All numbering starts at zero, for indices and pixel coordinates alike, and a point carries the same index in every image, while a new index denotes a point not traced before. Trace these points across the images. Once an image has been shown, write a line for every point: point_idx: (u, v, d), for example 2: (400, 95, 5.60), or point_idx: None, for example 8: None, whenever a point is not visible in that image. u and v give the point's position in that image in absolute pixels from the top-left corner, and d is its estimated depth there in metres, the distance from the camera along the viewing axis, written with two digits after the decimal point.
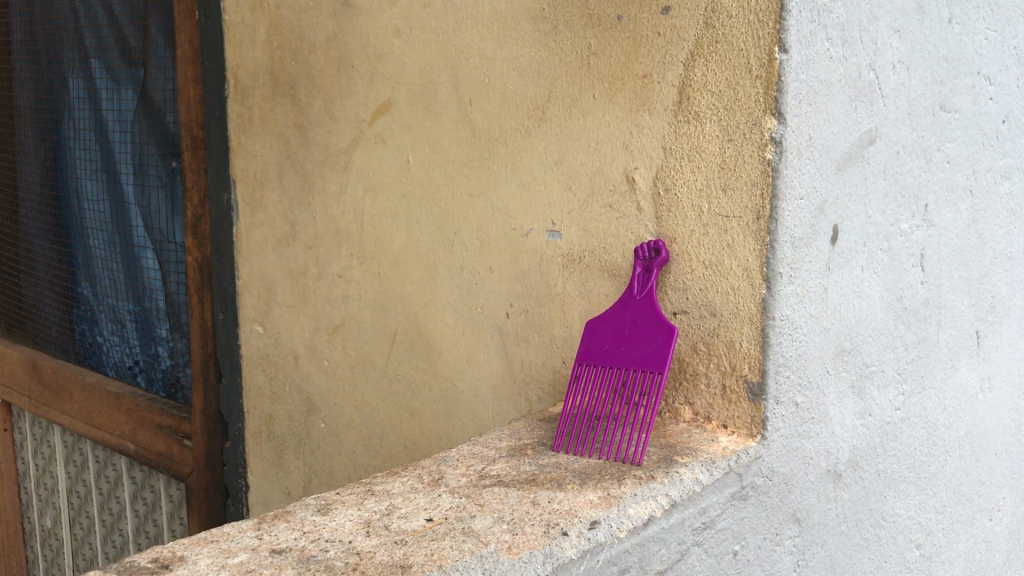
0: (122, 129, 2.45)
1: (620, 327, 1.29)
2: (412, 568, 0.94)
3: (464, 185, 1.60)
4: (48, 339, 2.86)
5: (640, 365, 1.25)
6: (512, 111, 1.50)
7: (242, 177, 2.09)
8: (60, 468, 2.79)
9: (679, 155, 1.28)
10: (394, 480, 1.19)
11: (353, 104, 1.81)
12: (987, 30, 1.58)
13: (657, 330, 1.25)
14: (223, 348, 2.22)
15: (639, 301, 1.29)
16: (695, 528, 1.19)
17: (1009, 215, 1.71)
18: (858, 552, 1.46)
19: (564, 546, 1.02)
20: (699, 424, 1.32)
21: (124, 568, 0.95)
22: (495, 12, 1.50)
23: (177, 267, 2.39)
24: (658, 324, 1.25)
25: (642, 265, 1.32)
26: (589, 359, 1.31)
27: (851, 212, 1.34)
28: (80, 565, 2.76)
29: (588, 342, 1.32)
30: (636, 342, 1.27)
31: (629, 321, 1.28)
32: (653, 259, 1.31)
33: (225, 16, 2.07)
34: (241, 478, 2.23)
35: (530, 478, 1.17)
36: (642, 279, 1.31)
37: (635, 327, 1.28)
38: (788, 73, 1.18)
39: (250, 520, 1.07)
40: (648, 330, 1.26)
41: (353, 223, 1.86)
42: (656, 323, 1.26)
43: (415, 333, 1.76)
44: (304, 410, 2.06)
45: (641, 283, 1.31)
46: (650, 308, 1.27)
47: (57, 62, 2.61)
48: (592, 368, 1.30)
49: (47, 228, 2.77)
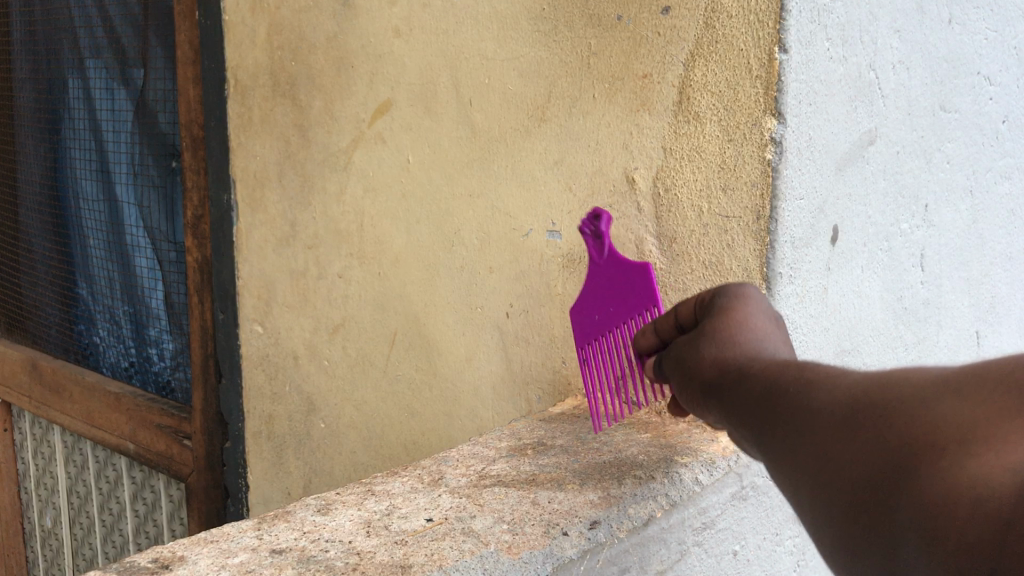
0: (122, 131, 2.45)
1: (603, 292, 1.23)
2: (412, 568, 0.94)
3: (464, 185, 1.60)
4: (48, 339, 2.85)
5: (634, 315, 1.18)
6: (512, 111, 1.50)
7: (242, 177, 2.09)
8: (60, 468, 2.80)
9: (679, 156, 1.29)
10: (394, 480, 1.19)
11: (353, 104, 1.81)
12: (987, 30, 1.59)
13: (634, 274, 1.18)
14: (223, 347, 2.22)
15: (604, 262, 1.22)
16: (695, 528, 1.21)
17: (1009, 214, 1.71)
18: None
19: (564, 546, 1.03)
20: (699, 424, 1.32)
21: (124, 568, 0.95)
22: (495, 12, 1.50)
23: (175, 268, 2.39)
24: (631, 270, 1.18)
25: (592, 232, 1.25)
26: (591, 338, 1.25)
27: (852, 213, 1.34)
28: (80, 565, 2.76)
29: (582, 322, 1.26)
30: (623, 295, 1.20)
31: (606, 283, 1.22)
32: (595, 224, 1.25)
33: (225, 16, 2.07)
34: (241, 478, 2.23)
35: (530, 478, 1.17)
36: (598, 242, 1.25)
37: (613, 286, 1.21)
38: (787, 73, 1.18)
39: (249, 520, 1.07)
40: (625, 279, 1.19)
41: (353, 223, 1.86)
42: (628, 271, 1.19)
43: (415, 332, 1.76)
44: (304, 410, 2.05)
45: (597, 246, 1.24)
46: (615, 260, 1.21)
47: (56, 62, 2.60)
48: (597, 343, 1.24)
49: (47, 228, 2.77)
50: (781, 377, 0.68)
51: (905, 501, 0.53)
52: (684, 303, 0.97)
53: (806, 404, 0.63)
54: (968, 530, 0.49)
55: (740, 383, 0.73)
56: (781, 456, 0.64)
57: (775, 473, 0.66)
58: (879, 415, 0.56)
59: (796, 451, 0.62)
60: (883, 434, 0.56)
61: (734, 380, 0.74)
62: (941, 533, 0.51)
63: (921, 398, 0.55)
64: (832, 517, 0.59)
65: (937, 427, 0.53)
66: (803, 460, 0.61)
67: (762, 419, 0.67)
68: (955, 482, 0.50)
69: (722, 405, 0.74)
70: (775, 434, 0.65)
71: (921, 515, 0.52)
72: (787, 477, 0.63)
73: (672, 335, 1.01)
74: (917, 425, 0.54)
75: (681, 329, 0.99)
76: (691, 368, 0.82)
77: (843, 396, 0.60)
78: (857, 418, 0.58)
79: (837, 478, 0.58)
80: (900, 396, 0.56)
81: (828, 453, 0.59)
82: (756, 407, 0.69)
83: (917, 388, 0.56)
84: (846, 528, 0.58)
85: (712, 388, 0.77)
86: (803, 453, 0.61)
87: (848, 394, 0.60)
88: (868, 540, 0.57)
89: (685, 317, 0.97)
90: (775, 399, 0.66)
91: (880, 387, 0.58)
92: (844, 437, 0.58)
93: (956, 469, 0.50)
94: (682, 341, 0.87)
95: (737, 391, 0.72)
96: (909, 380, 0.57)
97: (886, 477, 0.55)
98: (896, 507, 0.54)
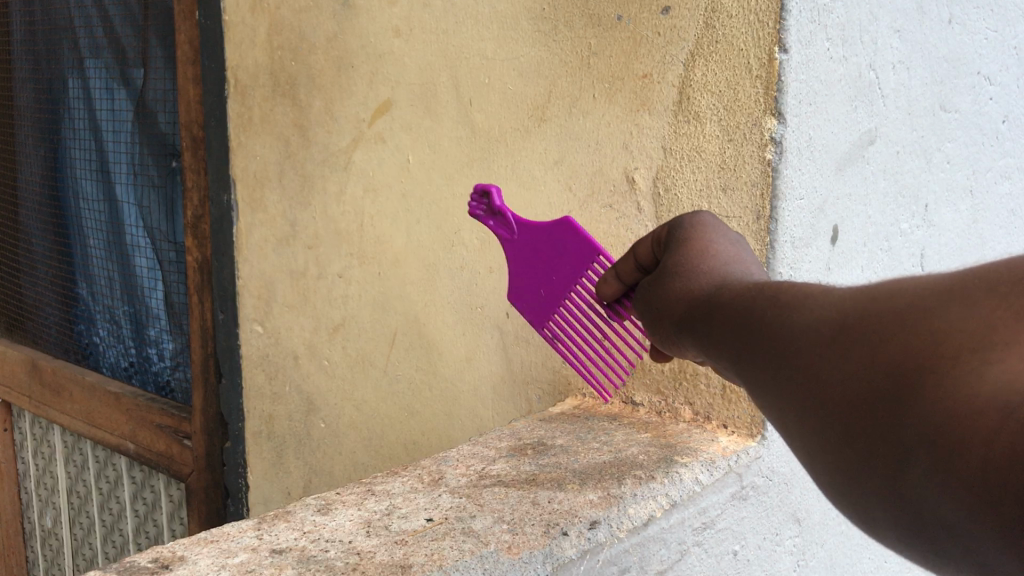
0: (122, 131, 2.45)
1: (533, 263, 1.22)
2: (412, 567, 0.94)
3: (464, 185, 1.60)
4: (48, 339, 2.85)
5: (579, 267, 1.17)
6: (512, 111, 1.50)
7: (242, 177, 2.09)
8: (60, 468, 2.80)
9: (680, 155, 1.29)
10: (394, 479, 1.19)
11: (353, 104, 1.81)
12: (987, 30, 1.59)
13: (556, 232, 1.18)
14: (223, 347, 2.22)
15: (520, 233, 1.22)
16: (695, 528, 1.21)
17: (1009, 215, 1.71)
18: (859, 552, 1.44)
19: (564, 546, 1.03)
20: (699, 424, 1.32)
21: (124, 568, 0.94)
22: (495, 12, 1.50)
23: (175, 267, 2.39)
24: (553, 227, 1.19)
25: (489, 216, 1.26)
26: (545, 312, 1.22)
27: (851, 212, 1.34)
28: (80, 565, 2.76)
29: (529, 301, 1.24)
30: (558, 256, 1.19)
31: (534, 252, 1.22)
32: (488, 205, 1.25)
33: (225, 16, 2.07)
34: (241, 478, 2.23)
35: (530, 478, 1.17)
36: (503, 220, 1.24)
37: (542, 252, 1.21)
38: (787, 73, 1.18)
39: (249, 520, 1.07)
40: (553, 239, 1.19)
41: (353, 223, 1.86)
42: (552, 229, 1.19)
43: (415, 332, 1.76)
44: (304, 410, 2.05)
45: (501, 224, 1.25)
46: (530, 227, 1.21)
47: (56, 62, 2.60)
48: (553, 314, 1.22)
49: (47, 227, 2.77)
50: (763, 302, 0.64)
51: (907, 418, 0.49)
52: (639, 244, 0.96)
53: (796, 325, 0.58)
54: (973, 447, 0.44)
55: (720, 312, 0.69)
56: (771, 375, 0.59)
57: (766, 406, 0.61)
58: (873, 330, 0.52)
59: (790, 369, 0.58)
60: (881, 350, 0.51)
61: (714, 311, 0.70)
62: (946, 452, 0.46)
63: (920, 309, 0.50)
64: (828, 445, 0.55)
65: (942, 336, 0.48)
66: (795, 386, 0.57)
67: (748, 348, 0.63)
68: (963, 393, 0.46)
69: (705, 332, 0.70)
70: (765, 363, 0.60)
71: (922, 430, 0.47)
72: (779, 407, 0.59)
73: (634, 278, 1.00)
74: (918, 337, 0.49)
75: (641, 269, 0.98)
76: (674, 302, 0.77)
77: (835, 314, 0.56)
78: (848, 334, 0.54)
79: (828, 400, 0.54)
80: (896, 309, 0.52)
81: (823, 376, 0.55)
82: (740, 331, 0.64)
83: (914, 297, 0.51)
84: (838, 452, 0.54)
85: (689, 321, 0.74)
86: (796, 378, 0.57)
87: (838, 313, 0.56)
88: (865, 468, 0.52)
89: (643, 257, 0.96)
90: (763, 325, 0.62)
91: (875, 301, 0.54)
92: (836, 357, 0.54)
93: (964, 378, 0.46)
94: (653, 278, 0.84)
95: (720, 320, 0.68)
96: (903, 291, 0.52)
97: (884, 395, 0.50)
98: (896, 427, 0.49)
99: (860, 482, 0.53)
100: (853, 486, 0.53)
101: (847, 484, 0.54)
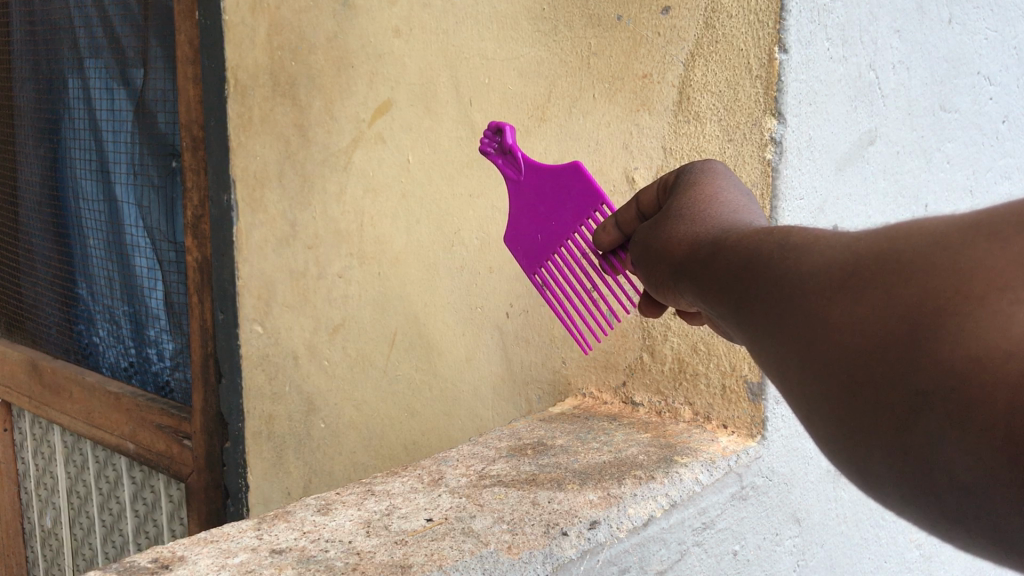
0: (121, 131, 2.45)
1: (534, 208, 1.18)
2: (412, 568, 0.94)
3: (464, 185, 1.60)
4: (48, 339, 2.85)
5: (576, 219, 1.13)
6: (512, 111, 1.49)
7: (242, 177, 2.09)
8: (60, 468, 2.80)
9: (680, 156, 1.28)
10: (394, 480, 1.19)
11: (353, 104, 1.81)
12: (987, 30, 1.59)
13: (562, 178, 1.14)
14: (223, 347, 2.22)
15: (527, 177, 1.18)
16: (695, 528, 1.21)
17: None
18: (858, 552, 1.44)
19: (564, 546, 1.03)
20: (699, 424, 1.32)
21: (124, 568, 0.94)
22: (495, 12, 1.49)
23: (176, 267, 2.38)
24: (560, 174, 1.14)
25: (500, 153, 1.21)
26: (540, 260, 1.20)
27: (851, 212, 1.34)
28: (80, 565, 2.76)
29: (526, 247, 1.21)
30: (559, 203, 1.15)
31: (537, 198, 1.18)
32: (500, 143, 1.21)
33: (224, 16, 2.07)
34: (241, 478, 2.23)
35: (530, 478, 1.17)
36: (512, 159, 1.20)
37: (546, 199, 1.17)
38: (787, 73, 1.18)
39: (249, 520, 1.07)
40: (558, 186, 1.15)
41: (353, 223, 1.86)
42: (558, 176, 1.15)
43: (415, 332, 1.76)
44: (304, 410, 2.05)
45: (511, 164, 1.20)
46: (537, 172, 1.17)
47: (56, 62, 2.60)
48: (547, 263, 1.19)
49: (47, 227, 2.76)
50: (768, 243, 0.59)
51: (919, 368, 0.44)
52: (643, 192, 0.93)
53: (803, 268, 0.54)
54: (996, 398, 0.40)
55: (721, 256, 0.64)
56: (772, 320, 0.55)
57: (763, 354, 0.56)
58: (888, 271, 0.47)
59: (791, 314, 0.53)
60: (897, 291, 0.46)
61: (715, 256, 0.65)
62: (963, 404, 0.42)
63: (945, 246, 0.45)
64: (828, 399, 0.50)
65: (967, 275, 0.43)
66: (796, 333, 0.52)
67: (750, 293, 0.58)
68: (989, 337, 0.41)
69: (702, 278, 0.65)
70: (766, 309, 0.56)
71: (938, 379, 0.43)
72: (780, 356, 0.54)
73: (634, 227, 0.98)
74: (939, 275, 0.44)
75: (641, 218, 0.96)
76: (669, 252, 0.73)
77: (848, 254, 0.51)
78: (861, 275, 0.49)
79: (831, 352, 0.49)
80: (917, 248, 0.47)
81: (828, 320, 0.50)
82: (741, 275, 0.60)
83: (934, 235, 0.46)
84: (837, 405, 0.49)
85: (687, 268, 0.69)
86: (798, 323, 0.52)
87: (851, 253, 0.51)
88: (869, 420, 0.47)
89: (645, 206, 0.94)
90: (765, 269, 0.57)
91: (895, 240, 0.48)
92: (846, 300, 0.49)
93: (988, 321, 0.41)
94: (652, 224, 0.80)
95: (720, 266, 0.63)
96: (924, 229, 0.47)
97: (897, 342, 0.45)
98: (908, 376, 0.45)
99: (860, 441, 0.49)
100: (852, 443, 0.49)
101: (847, 440, 0.50)
